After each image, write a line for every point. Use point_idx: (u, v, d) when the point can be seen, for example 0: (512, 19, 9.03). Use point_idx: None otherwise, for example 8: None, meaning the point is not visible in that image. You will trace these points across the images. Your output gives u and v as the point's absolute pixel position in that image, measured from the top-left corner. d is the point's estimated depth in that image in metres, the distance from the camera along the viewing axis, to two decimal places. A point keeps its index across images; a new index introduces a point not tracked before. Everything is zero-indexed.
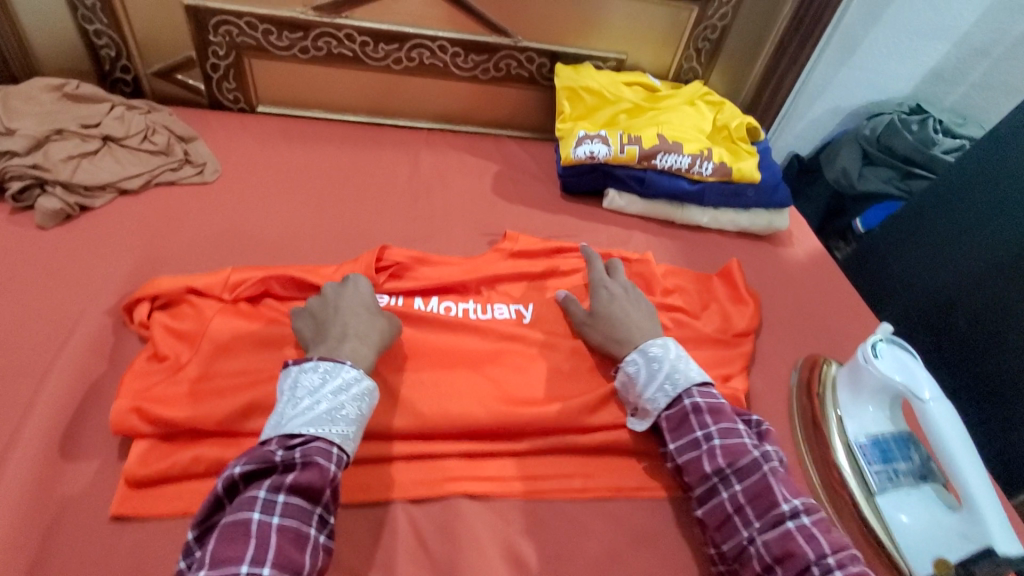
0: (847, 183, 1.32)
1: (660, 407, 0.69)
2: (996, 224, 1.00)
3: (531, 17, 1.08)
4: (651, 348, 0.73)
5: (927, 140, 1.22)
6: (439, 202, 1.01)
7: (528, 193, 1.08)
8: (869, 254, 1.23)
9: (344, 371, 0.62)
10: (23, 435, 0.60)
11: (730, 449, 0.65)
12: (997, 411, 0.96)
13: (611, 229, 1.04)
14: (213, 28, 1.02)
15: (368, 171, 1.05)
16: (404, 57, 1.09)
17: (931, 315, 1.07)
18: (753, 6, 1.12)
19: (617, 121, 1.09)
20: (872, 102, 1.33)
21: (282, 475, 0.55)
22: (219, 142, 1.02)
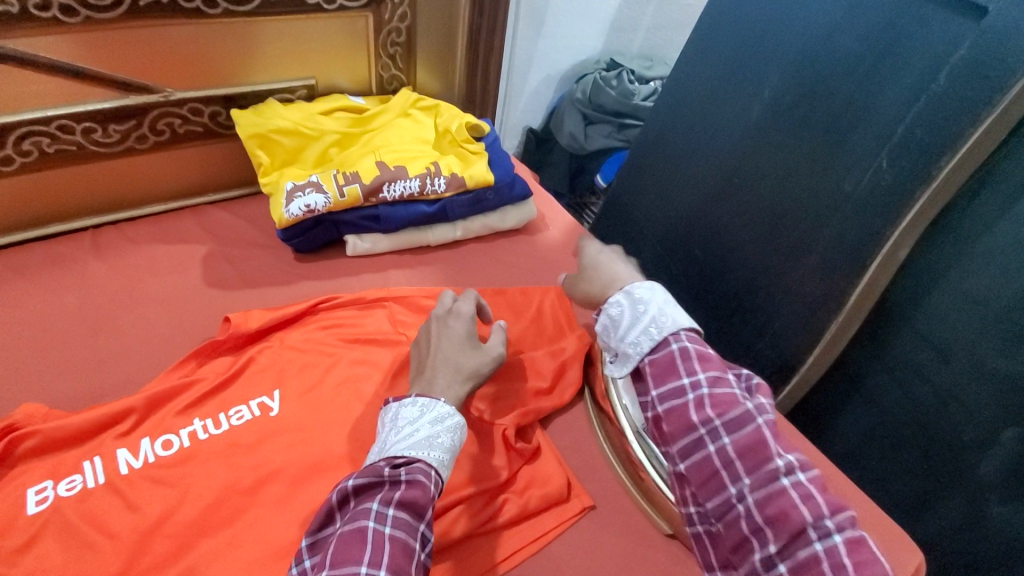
0: (579, 146, 1.37)
1: (643, 351, 0.64)
2: (700, 151, 1.05)
3: (174, 65, 0.87)
4: (636, 290, 0.67)
5: (627, 92, 1.31)
6: (136, 323, 0.79)
7: (254, 268, 0.90)
8: (612, 205, 1.24)
9: (439, 405, 0.60)
10: None
11: (723, 400, 0.58)
12: (746, 323, 1.02)
13: (364, 278, 0.93)
14: None
15: (11, 318, 0.77)
16: (11, 153, 0.81)
17: (677, 250, 1.12)
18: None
19: (329, 157, 0.96)
20: (576, 63, 1.38)
21: (391, 489, 0.53)
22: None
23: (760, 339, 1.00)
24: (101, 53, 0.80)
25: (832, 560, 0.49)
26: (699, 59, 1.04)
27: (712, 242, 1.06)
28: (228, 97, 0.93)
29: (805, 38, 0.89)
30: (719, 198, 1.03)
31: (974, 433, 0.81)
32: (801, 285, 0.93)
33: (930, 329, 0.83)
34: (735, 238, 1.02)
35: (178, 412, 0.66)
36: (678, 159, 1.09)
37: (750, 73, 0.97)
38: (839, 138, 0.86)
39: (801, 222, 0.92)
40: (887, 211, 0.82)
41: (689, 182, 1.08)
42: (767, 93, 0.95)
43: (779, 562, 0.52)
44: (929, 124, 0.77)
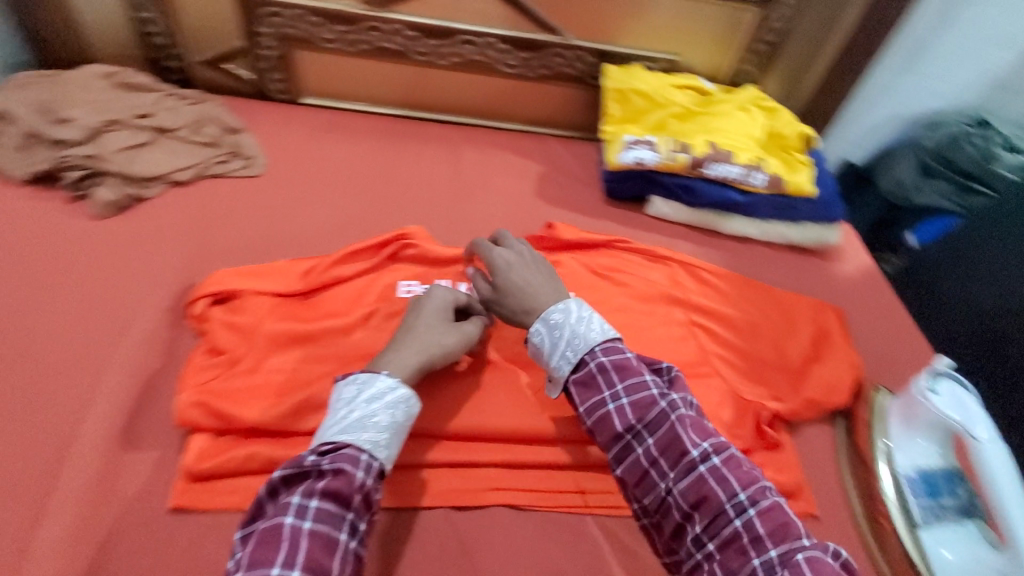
0: (902, 195, 1.26)
1: (568, 373, 0.64)
2: None
3: (581, 16, 1.04)
4: (552, 315, 0.67)
5: (988, 154, 1.17)
6: (483, 204, 1.00)
7: (573, 196, 1.06)
8: (920, 273, 1.17)
9: (380, 380, 0.60)
10: (91, 422, 0.64)
11: (638, 404, 0.60)
12: None
13: (656, 236, 1.01)
14: (261, 18, 1.01)
15: (410, 167, 1.03)
16: (450, 52, 1.05)
17: (982, 336, 1.03)
18: (817, 8, 1.06)
19: (667, 125, 1.04)
20: (933, 111, 1.25)
21: (314, 480, 0.53)
22: (265, 133, 1.02)
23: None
24: None
25: (750, 533, 0.52)
26: None
27: None
28: (607, 53, 1.08)
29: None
30: None
31: None
32: None
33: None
34: None
35: None
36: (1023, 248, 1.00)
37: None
38: None
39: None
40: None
41: None
42: None
43: (708, 541, 0.54)
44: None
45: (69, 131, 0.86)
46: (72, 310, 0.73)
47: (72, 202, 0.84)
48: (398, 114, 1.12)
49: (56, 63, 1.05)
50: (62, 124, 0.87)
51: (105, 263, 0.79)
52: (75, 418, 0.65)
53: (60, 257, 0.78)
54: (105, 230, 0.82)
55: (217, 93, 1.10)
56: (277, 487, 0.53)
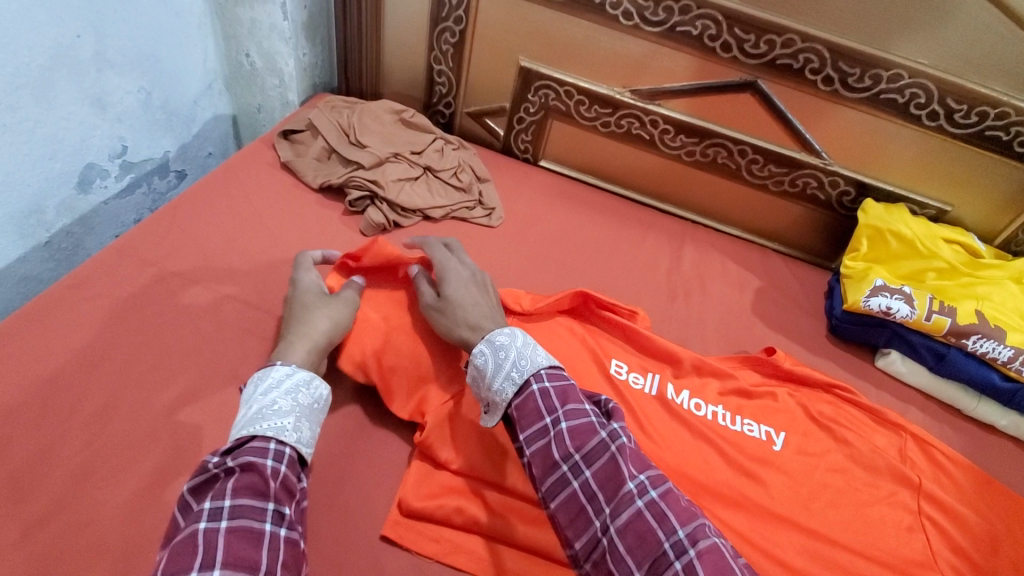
0: None
1: (508, 397, 0.58)
2: None
3: (852, 145, 0.99)
4: (498, 336, 0.62)
5: None
6: (696, 306, 0.98)
7: (792, 322, 0.99)
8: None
9: (274, 371, 0.60)
10: (328, 425, 0.70)
11: (576, 431, 0.53)
12: None
13: (882, 394, 0.91)
14: (534, 89, 1.10)
15: (629, 251, 1.04)
16: (698, 152, 1.06)
17: None
18: None
19: (923, 278, 0.94)
20: None
21: (223, 481, 0.49)
22: (505, 188, 1.10)
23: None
24: (814, 115, 0.97)
25: None
26: None
27: None
28: (868, 185, 1.01)
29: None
30: None
31: None
32: None
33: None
34: None
35: (713, 392, 0.82)
36: None
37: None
38: None
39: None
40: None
41: None
42: None
43: None
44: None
45: (361, 156, 0.99)
46: None
47: (346, 216, 0.97)
48: (628, 195, 1.15)
49: (354, 91, 1.23)
50: (356, 148, 1.01)
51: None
52: None
53: (330, 263, 0.89)
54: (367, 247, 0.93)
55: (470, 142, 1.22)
56: (188, 503, 0.50)
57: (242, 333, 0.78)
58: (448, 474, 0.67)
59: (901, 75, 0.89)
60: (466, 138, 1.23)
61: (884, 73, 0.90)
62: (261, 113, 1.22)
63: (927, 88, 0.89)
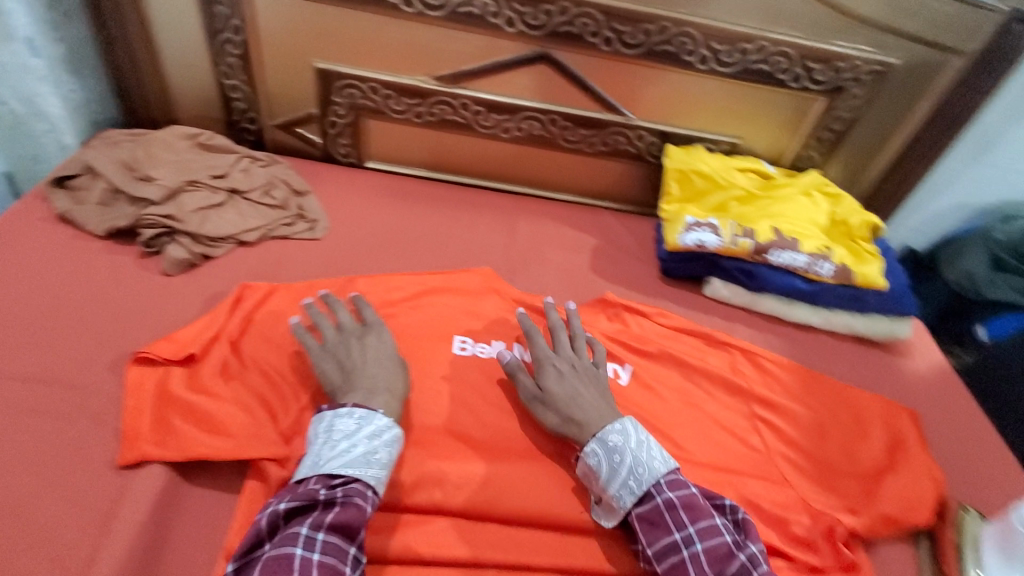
0: (970, 287, 1.19)
1: (630, 505, 0.64)
2: None
3: (646, 98, 1.05)
4: (610, 437, 0.66)
5: None
6: (536, 275, 0.99)
7: (627, 272, 1.04)
8: (995, 369, 1.13)
9: (377, 418, 0.64)
10: (136, 491, 0.63)
11: (712, 554, 0.59)
12: None
13: (712, 320, 0.98)
14: (337, 89, 1.06)
15: (465, 235, 1.04)
16: (514, 127, 1.08)
17: None
18: (887, 102, 1.05)
19: (727, 207, 1.03)
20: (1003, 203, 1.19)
21: (322, 512, 0.57)
22: (330, 196, 1.06)
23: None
24: (607, 74, 1.02)
25: None
26: None
27: None
28: (668, 132, 1.08)
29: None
30: None
31: None
32: None
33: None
34: None
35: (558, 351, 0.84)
36: None
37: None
38: None
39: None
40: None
41: None
42: None
43: None
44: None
45: (150, 190, 0.90)
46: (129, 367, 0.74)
47: (145, 259, 0.88)
48: (459, 181, 1.15)
49: (144, 122, 1.12)
50: (144, 182, 0.92)
51: (173, 320, 0.81)
52: (118, 484, 0.64)
53: (128, 312, 0.80)
54: (175, 287, 0.85)
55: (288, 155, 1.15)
56: (278, 521, 0.56)
57: (20, 413, 0.68)
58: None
59: (668, 27, 0.96)
60: (284, 151, 1.16)
61: (653, 27, 0.96)
62: (38, 163, 1.07)
63: (692, 35, 0.97)
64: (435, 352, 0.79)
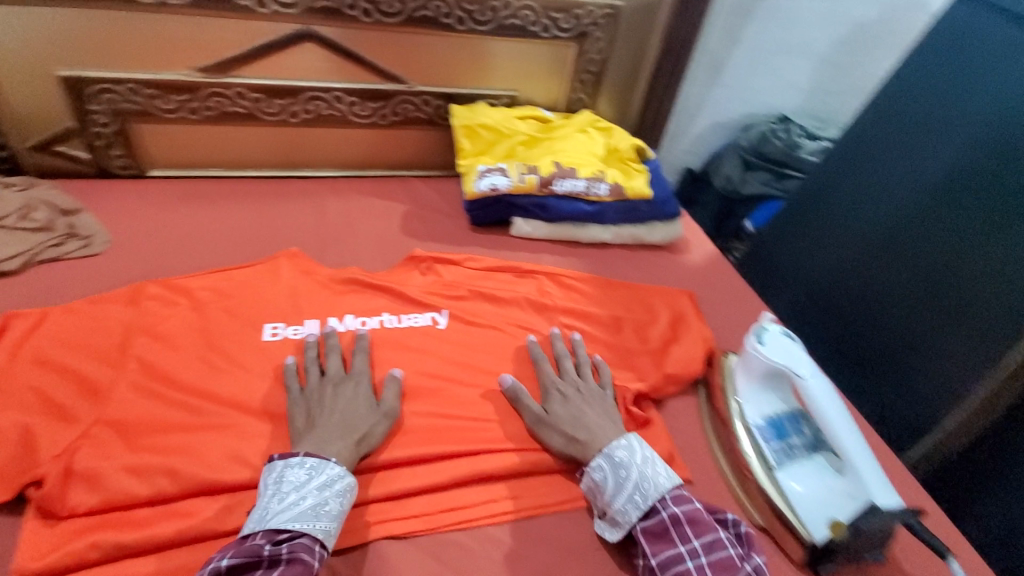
0: (733, 188, 1.47)
1: (635, 519, 0.65)
2: (860, 217, 1.15)
3: (419, 63, 1.11)
4: (617, 452, 0.68)
5: (794, 143, 1.41)
6: (348, 246, 1.01)
7: (438, 229, 1.09)
8: (761, 249, 1.38)
9: (330, 467, 0.62)
10: None
11: (718, 566, 0.59)
12: (879, 376, 1.12)
13: (520, 255, 1.07)
14: (92, 96, 0.98)
15: (269, 224, 1.03)
16: (300, 110, 1.09)
17: (824, 298, 1.22)
18: (626, 39, 1.21)
19: (515, 152, 1.13)
20: (742, 115, 1.47)
21: (267, 571, 0.54)
22: (109, 214, 0.99)
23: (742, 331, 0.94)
24: (375, 44, 1.06)
25: None
26: (859, 143, 1.15)
27: (863, 301, 1.15)
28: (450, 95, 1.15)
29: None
30: (875, 258, 1.13)
31: None
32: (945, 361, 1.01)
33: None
34: (885, 301, 1.11)
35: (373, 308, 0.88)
36: (834, 220, 1.20)
37: (915, 134, 1.05)
38: (995, 231, 0.94)
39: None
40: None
41: (843, 246, 1.19)
42: (942, 164, 1.01)
43: None
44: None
45: None
46: None
47: None
48: (259, 174, 1.14)
49: None
50: None
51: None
52: None
53: None
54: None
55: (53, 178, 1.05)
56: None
57: None
58: (76, 518, 0.60)
59: None
60: (47, 176, 1.05)
61: None
62: None
63: None
64: (244, 340, 0.79)
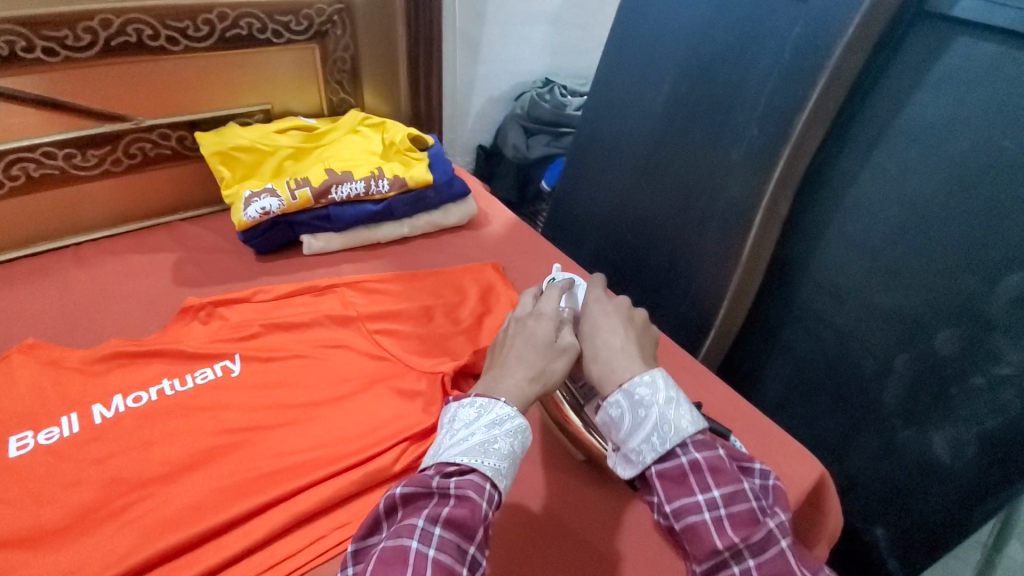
0: (522, 155, 1.42)
1: (649, 462, 0.58)
2: (619, 139, 1.14)
3: (336, 76, 1.16)
4: (637, 390, 0.59)
5: (559, 104, 1.37)
6: (291, 277, 0.99)
7: (381, 236, 1.07)
8: (558, 210, 1.31)
9: (498, 406, 0.58)
10: None
11: (739, 522, 0.55)
12: (673, 304, 1.08)
13: (467, 252, 1.09)
14: (1, 166, 0.90)
15: (206, 263, 0.99)
16: None
17: (608, 241, 1.19)
18: (517, 38, 1.38)
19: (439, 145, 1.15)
20: (516, 83, 1.46)
21: (439, 503, 0.52)
22: (17, 287, 0.90)
23: (681, 300, 1.06)
24: (293, 65, 1.10)
25: None
26: (611, 70, 1.14)
27: (644, 244, 1.11)
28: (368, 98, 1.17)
29: (690, 35, 0.98)
30: (638, 190, 1.11)
31: (888, 402, 0.91)
32: (711, 255, 0.99)
33: (829, 280, 0.94)
34: (654, 233, 1.09)
35: (320, 339, 0.86)
36: (605, 155, 1.17)
37: (658, 56, 1.04)
38: (729, 117, 0.94)
39: (703, 194, 1.00)
40: (758, 172, 0.91)
41: (610, 187, 1.17)
42: (672, 68, 1.02)
43: None
44: (785, 99, 0.86)
45: None
46: None
47: None
48: (195, 212, 1.10)
49: None
50: None
51: None
52: None
53: None
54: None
55: None
56: (396, 505, 0.54)
57: None
58: None
59: (323, 8, 1.07)
60: None
61: (312, 13, 1.06)
62: None
63: (347, 8, 1.10)
64: (190, 397, 0.75)
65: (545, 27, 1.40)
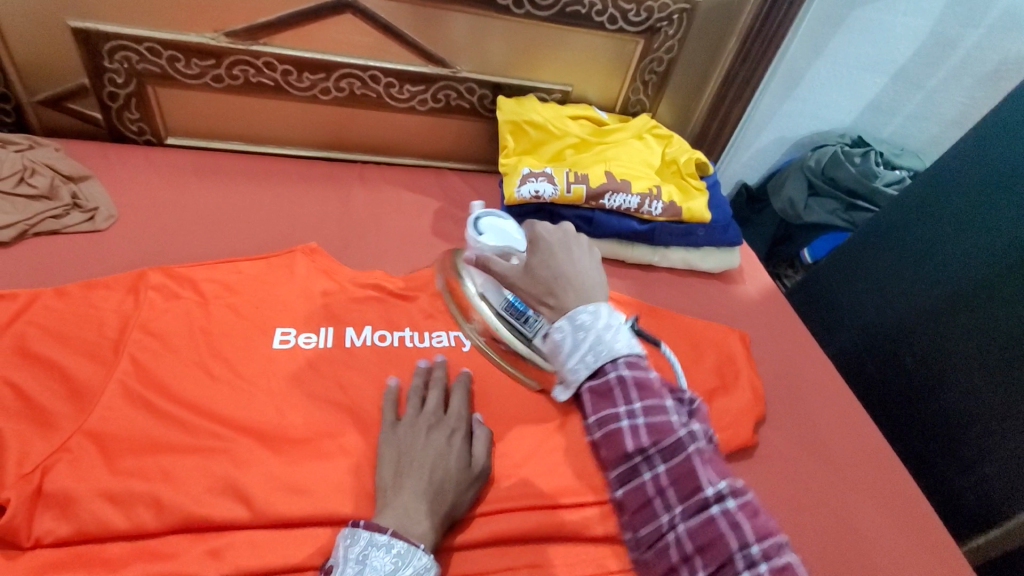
0: (793, 214, 1.27)
1: (582, 380, 0.62)
2: (943, 254, 0.95)
3: (643, 76, 1.08)
4: (579, 314, 0.62)
5: (868, 172, 1.18)
6: None
7: (632, 255, 0.99)
8: (815, 286, 1.18)
9: (417, 557, 0.50)
10: (82, 532, 0.52)
11: (654, 428, 0.59)
12: (952, 459, 0.91)
13: (713, 307, 0.97)
14: (336, 76, 0.96)
15: (461, 223, 1.00)
16: None
17: (877, 348, 1.04)
18: (842, 84, 1.19)
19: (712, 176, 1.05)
20: (816, 133, 1.29)
21: None
22: (310, 187, 0.98)
23: (955, 461, 0.91)
24: (609, 52, 1.04)
25: None
26: (963, 160, 0.94)
27: (929, 375, 0.95)
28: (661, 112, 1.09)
29: None
30: (946, 314, 0.93)
31: None
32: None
33: None
34: (950, 367, 0.92)
35: None
36: (912, 258, 1.00)
37: None
38: None
39: None
40: None
41: (905, 293, 1.00)
42: None
43: None
44: None
45: None
46: (63, 388, 0.62)
47: (98, 260, 0.78)
48: (462, 167, 1.13)
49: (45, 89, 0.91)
50: None
51: (90, 333, 0.68)
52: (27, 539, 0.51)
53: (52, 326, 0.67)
54: (97, 295, 0.72)
55: (259, 144, 1.03)
56: None
57: None
58: (262, 538, 0.56)
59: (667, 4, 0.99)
60: (255, 141, 1.02)
61: (654, 6, 0.99)
62: None
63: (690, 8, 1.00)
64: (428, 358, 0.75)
65: (880, 81, 1.20)
